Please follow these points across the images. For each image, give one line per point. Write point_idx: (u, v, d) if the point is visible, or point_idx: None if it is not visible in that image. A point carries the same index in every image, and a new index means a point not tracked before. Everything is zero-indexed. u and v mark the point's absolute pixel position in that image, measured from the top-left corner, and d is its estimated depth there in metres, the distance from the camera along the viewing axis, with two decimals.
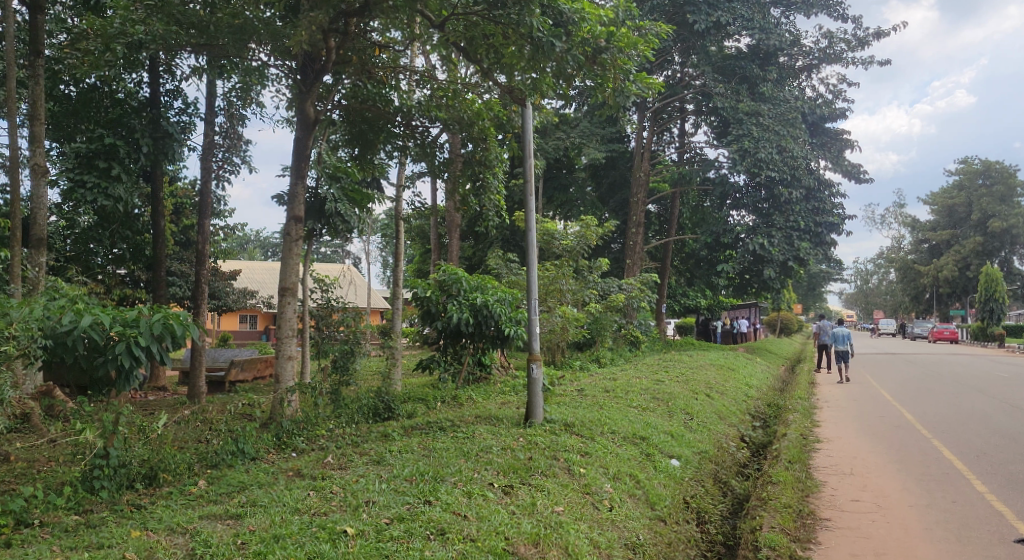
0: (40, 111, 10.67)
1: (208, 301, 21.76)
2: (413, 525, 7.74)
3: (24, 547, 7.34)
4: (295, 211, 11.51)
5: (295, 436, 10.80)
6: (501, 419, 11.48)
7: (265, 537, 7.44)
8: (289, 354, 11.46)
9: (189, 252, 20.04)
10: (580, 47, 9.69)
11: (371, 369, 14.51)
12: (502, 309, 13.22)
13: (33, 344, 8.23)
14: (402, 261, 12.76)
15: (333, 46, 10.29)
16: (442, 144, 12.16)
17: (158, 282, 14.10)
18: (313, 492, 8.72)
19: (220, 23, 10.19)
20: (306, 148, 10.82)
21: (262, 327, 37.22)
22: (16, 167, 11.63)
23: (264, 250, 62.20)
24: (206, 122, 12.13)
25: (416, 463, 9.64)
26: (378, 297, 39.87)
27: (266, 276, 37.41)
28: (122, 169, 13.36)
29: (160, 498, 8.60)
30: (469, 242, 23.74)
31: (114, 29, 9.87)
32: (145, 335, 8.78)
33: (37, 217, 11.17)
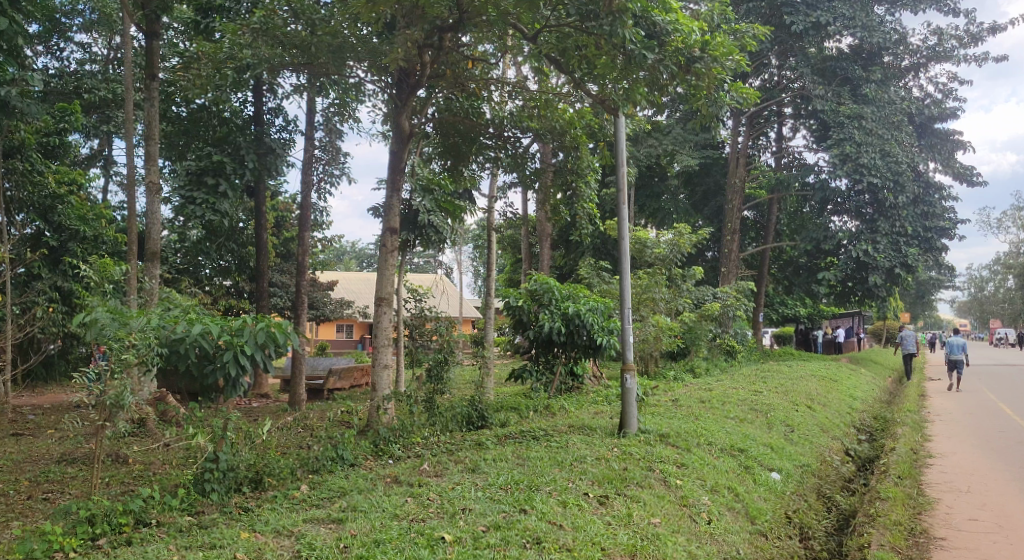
0: (154, 132, 11.31)
1: (308, 310, 22.53)
2: (510, 533, 7.81)
3: (143, 546, 7.74)
4: (390, 223, 11.83)
5: (391, 443, 10.97)
6: (596, 429, 11.42)
7: (366, 542, 7.64)
8: (385, 363, 11.68)
9: (289, 264, 20.77)
10: (674, 56, 9.65)
11: (464, 379, 14.63)
12: (594, 319, 13.18)
13: (152, 350, 8.72)
14: (493, 272, 12.73)
15: (428, 61, 10.48)
16: (533, 154, 12.20)
17: (260, 293, 14.64)
18: (410, 499, 8.89)
19: (320, 43, 10.44)
20: (401, 160, 11.09)
21: (358, 336, 38.12)
22: (132, 185, 12.28)
23: (359, 261, 63.59)
24: (306, 138, 12.54)
25: (511, 472, 9.70)
26: (470, 307, 40.24)
27: (361, 287, 38.32)
28: (228, 185, 13.82)
29: (266, 502, 8.93)
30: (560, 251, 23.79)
31: (223, 54, 10.57)
32: (250, 343, 9.15)
33: (151, 231, 11.84)
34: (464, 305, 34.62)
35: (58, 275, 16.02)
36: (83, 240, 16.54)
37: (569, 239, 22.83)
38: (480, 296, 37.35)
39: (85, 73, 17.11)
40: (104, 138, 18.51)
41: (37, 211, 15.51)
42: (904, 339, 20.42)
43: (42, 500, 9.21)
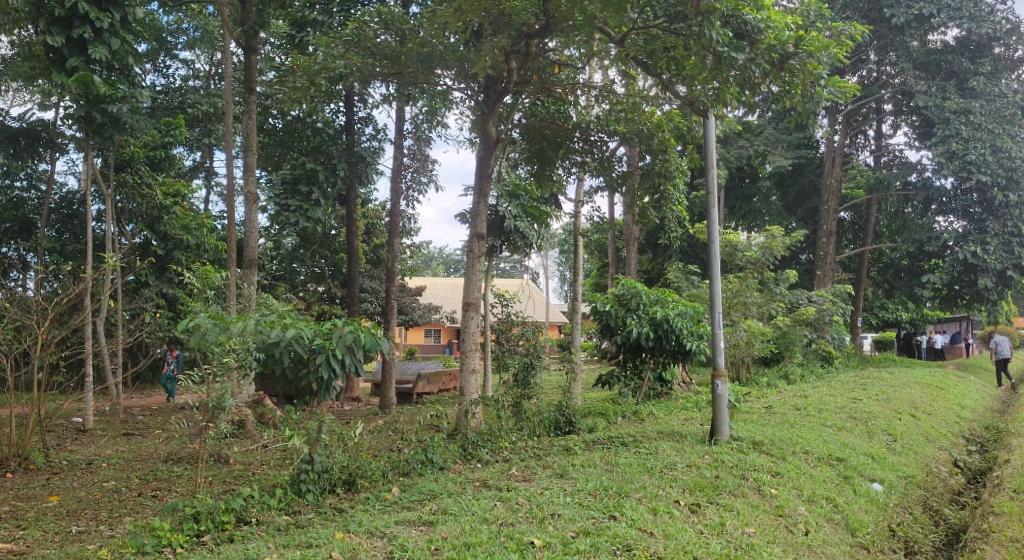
0: (252, 143, 11.75)
1: (397, 315, 23.00)
2: (599, 539, 7.75)
3: (244, 543, 8.01)
4: (478, 228, 11.94)
5: (480, 447, 11.03)
6: (686, 436, 11.23)
7: (456, 544, 7.71)
8: (472, 368, 11.82)
9: (379, 270, 21.18)
10: (766, 54, 9.40)
11: (551, 384, 14.61)
12: (683, 323, 12.94)
13: (249, 355, 8.97)
14: (581, 276, 12.67)
15: (515, 68, 10.60)
16: (620, 157, 12.09)
17: (352, 299, 14.96)
18: (499, 503, 8.93)
19: (410, 52, 10.75)
20: (488, 165, 11.22)
21: (446, 340, 38.53)
22: (232, 195, 12.77)
23: (448, 267, 64.33)
24: (395, 146, 12.78)
25: (600, 477, 9.63)
26: (557, 312, 40.18)
27: (449, 292, 38.82)
28: (320, 194, 14.08)
29: (359, 503, 9.12)
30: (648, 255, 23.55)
31: (318, 65, 10.82)
32: (341, 346, 9.45)
33: (250, 239, 12.33)
34: (550, 310, 34.56)
35: (165, 282, 16.81)
36: (188, 248, 17.27)
37: (657, 242, 22.57)
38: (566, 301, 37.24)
39: (188, 89, 17.93)
40: (206, 150, 19.38)
41: (145, 221, 16.36)
42: (998, 344, 19.37)
43: (151, 497, 9.66)
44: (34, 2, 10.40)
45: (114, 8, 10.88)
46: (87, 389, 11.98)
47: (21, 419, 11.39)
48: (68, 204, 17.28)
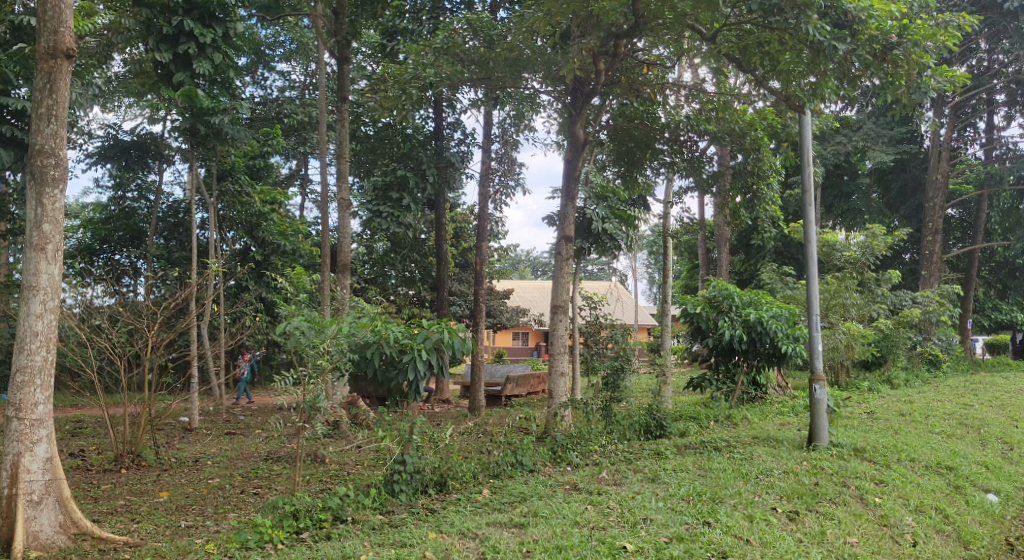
0: (345, 150, 12.02)
1: (485, 318, 23.20)
2: (694, 545, 7.62)
3: (341, 541, 8.20)
4: (566, 231, 11.91)
5: (569, 450, 10.98)
6: (782, 442, 10.92)
7: (548, 547, 7.72)
8: (561, 371, 11.78)
9: (467, 274, 21.37)
10: (867, 45, 9.11)
11: (641, 387, 14.44)
12: (778, 326, 12.55)
13: (343, 358, 9.14)
14: (670, 278, 12.52)
15: (603, 69, 10.59)
16: (710, 157, 11.87)
17: (441, 303, 15.11)
18: (590, 506, 8.89)
19: (499, 57, 10.93)
20: (576, 168, 11.29)
21: (534, 343, 38.57)
22: (326, 201, 13.14)
23: (534, 270, 64.35)
24: (484, 150, 12.89)
25: (693, 482, 9.48)
26: (646, 314, 39.68)
27: (537, 295, 38.84)
28: (411, 199, 14.35)
29: (451, 504, 9.23)
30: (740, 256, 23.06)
31: (409, 74, 10.81)
32: (428, 347, 9.68)
33: (343, 244, 12.69)
34: (639, 313, 34.17)
35: (263, 287, 17.45)
36: (284, 254, 17.82)
37: (750, 243, 22.08)
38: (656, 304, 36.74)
39: (284, 99, 18.49)
40: (301, 158, 20.03)
41: (245, 228, 16.93)
42: None
43: (253, 494, 10.01)
44: (144, 21, 10.93)
45: (216, 24, 11.61)
46: (192, 390, 12.53)
47: (133, 418, 12.00)
48: (174, 213, 18.11)
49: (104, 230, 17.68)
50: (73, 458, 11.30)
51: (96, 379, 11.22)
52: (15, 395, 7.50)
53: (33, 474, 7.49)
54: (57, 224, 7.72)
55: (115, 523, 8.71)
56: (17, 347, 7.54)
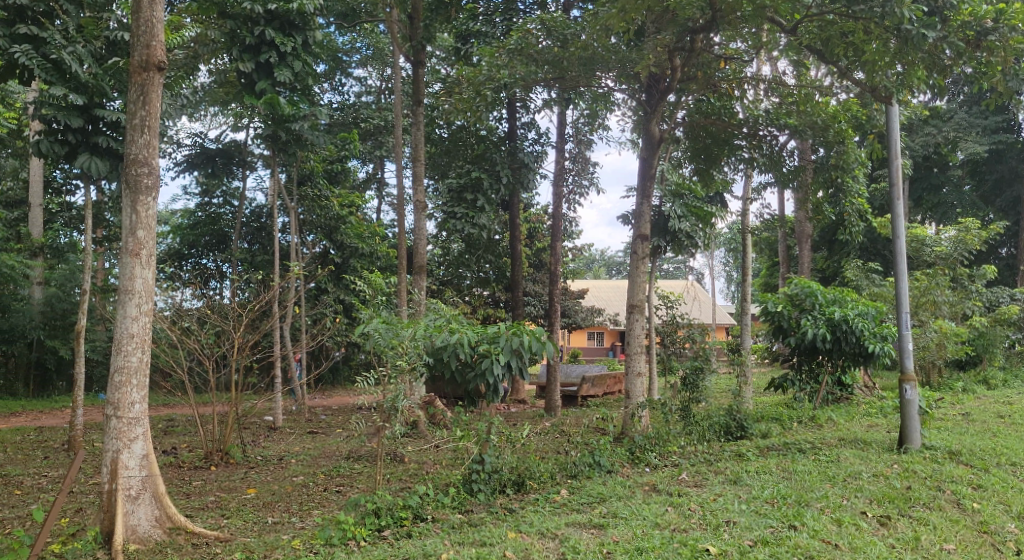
0: (419, 152, 12.21)
1: (560, 319, 23.19)
2: (779, 549, 7.45)
3: (422, 539, 8.27)
4: (641, 230, 11.77)
5: (647, 451, 10.87)
6: (871, 444, 10.58)
7: (629, 549, 7.65)
8: (638, 371, 11.67)
9: (541, 274, 21.38)
10: (960, 32, 8.78)
11: (720, 387, 14.18)
12: (864, 324, 12.22)
13: (420, 358, 9.31)
14: (750, 276, 12.19)
15: (678, 65, 10.45)
16: (791, 152, 11.53)
17: (515, 302, 15.13)
18: (671, 508, 8.78)
19: (573, 57, 10.88)
20: (651, 165, 11.18)
21: (609, 343, 38.37)
22: (402, 204, 13.33)
23: (609, 270, 63.86)
24: (558, 150, 12.89)
25: (777, 485, 9.26)
26: (723, 313, 38.98)
27: (612, 295, 38.60)
28: (486, 200, 14.47)
29: (529, 504, 9.23)
30: (822, 253, 22.48)
31: (483, 76, 10.97)
32: (506, 350, 9.64)
33: (419, 246, 12.88)
34: (717, 312, 33.61)
35: (341, 289, 17.81)
36: (363, 256, 18.09)
37: (834, 239, 21.50)
38: (734, 303, 36.06)
39: (361, 104, 18.94)
40: (378, 162, 20.40)
41: (324, 232, 17.31)
42: None
43: (335, 492, 10.23)
44: (229, 32, 11.44)
45: (295, 32, 11.88)
46: (276, 390, 12.89)
47: (221, 416, 12.42)
48: (257, 218, 18.68)
49: (192, 235, 18.34)
50: (166, 455, 11.77)
51: (186, 379, 11.66)
52: (114, 394, 7.85)
53: (131, 470, 7.80)
54: (150, 230, 8.05)
55: (207, 519, 9.01)
56: (114, 348, 7.88)
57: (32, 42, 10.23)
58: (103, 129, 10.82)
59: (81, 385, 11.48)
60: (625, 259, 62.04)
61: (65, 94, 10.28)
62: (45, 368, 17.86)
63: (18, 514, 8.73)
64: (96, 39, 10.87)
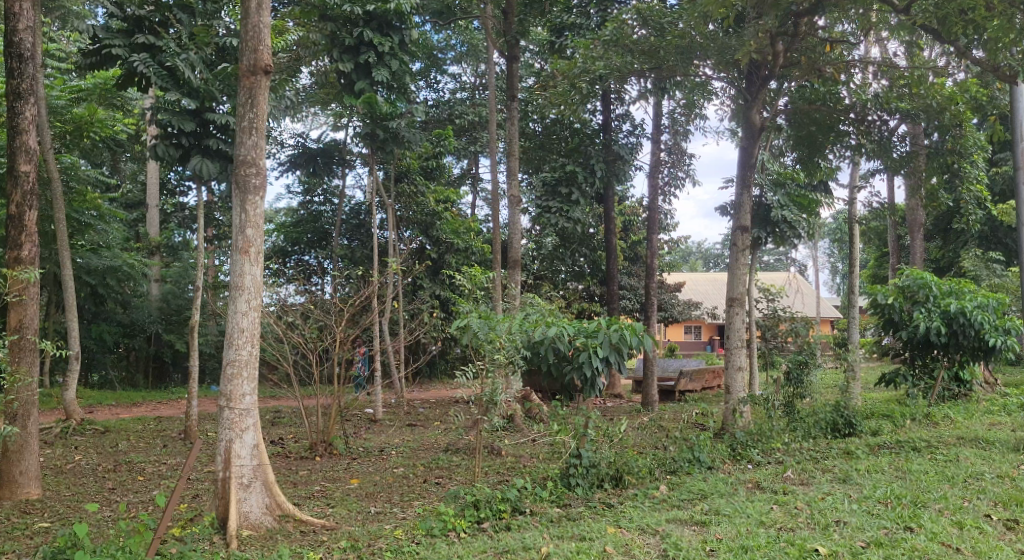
0: (515, 148, 12.21)
1: (657, 312, 22.93)
2: (894, 552, 7.14)
3: (521, 532, 8.27)
4: (740, 221, 11.47)
5: (750, 447, 10.61)
6: (993, 443, 10.01)
7: (733, 547, 7.46)
8: (739, 365, 11.36)
9: (637, 267, 21.18)
10: None
11: (825, 384, 13.71)
12: (984, 317, 11.56)
13: (518, 352, 9.32)
14: (857, 267, 11.70)
15: (781, 50, 10.16)
16: (902, 137, 11.05)
17: (610, 296, 15.01)
18: (776, 506, 8.54)
19: (670, 46, 10.70)
20: (751, 155, 10.93)
21: (707, 337, 37.68)
22: (497, 199, 13.38)
23: (706, 262, 62.59)
24: (653, 141, 12.69)
25: (891, 484, 8.87)
26: (828, 306, 37.65)
27: (710, 288, 37.84)
28: (580, 194, 14.37)
29: (628, 499, 9.14)
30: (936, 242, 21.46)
31: (578, 68, 11.03)
32: (604, 344, 9.56)
33: (513, 240, 12.91)
34: (821, 305, 32.49)
35: (438, 284, 18.03)
36: (458, 252, 18.24)
37: (949, 227, 20.48)
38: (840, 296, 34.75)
39: (456, 101, 19.29)
40: (472, 158, 20.64)
41: (420, 227, 17.57)
42: None
43: (435, 484, 10.38)
44: (329, 34, 11.78)
45: (394, 32, 12.14)
46: (376, 384, 13.16)
47: (324, 408, 12.80)
48: (356, 215, 19.18)
49: (295, 233, 18.94)
50: (273, 446, 12.20)
51: (291, 372, 12.05)
52: (226, 386, 8.18)
53: (243, 459, 8.11)
54: (258, 228, 8.33)
55: (313, 507, 9.29)
56: (227, 342, 8.20)
57: (150, 51, 10.83)
58: (214, 133, 11.27)
59: (196, 377, 12.03)
60: (723, 252, 60.65)
61: (177, 99, 10.78)
62: (162, 360, 18.58)
63: (141, 498, 9.22)
64: (207, 46, 11.16)
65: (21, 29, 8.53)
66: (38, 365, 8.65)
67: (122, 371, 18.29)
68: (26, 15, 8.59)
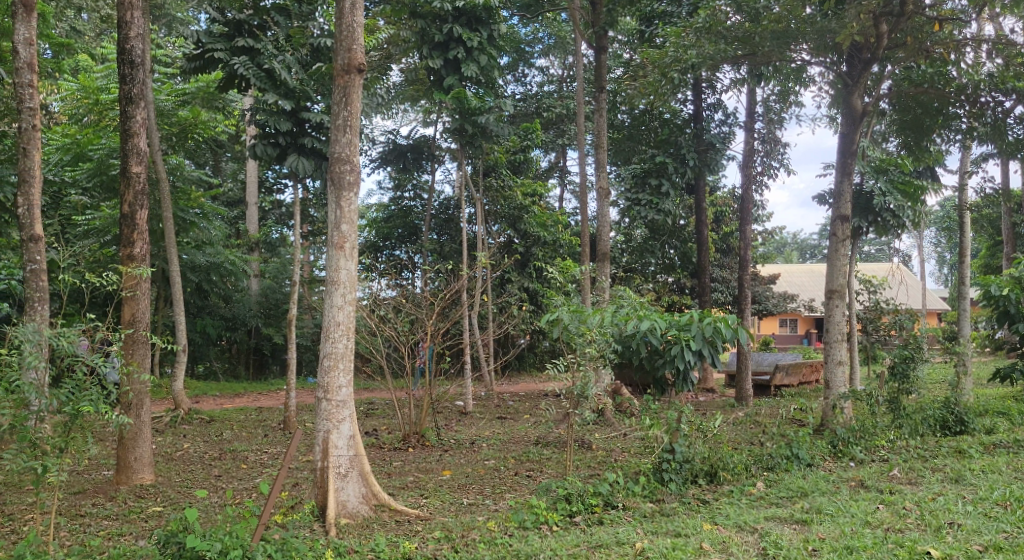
0: (603, 140, 12.10)
1: (750, 305, 22.41)
2: (1014, 556, 6.76)
3: (614, 526, 8.19)
4: (841, 210, 10.92)
5: (852, 444, 10.23)
6: None
7: (837, 547, 7.20)
8: (839, 359, 10.91)
9: (729, 259, 20.75)
10: None
11: (933, 379, 13.11)
12: None
13: (609, 346, 9.18)
14: (967, 257, 11.12)
15: (886, 31, 9.74)
16: (1018, 119, 10.47)
17: (702, 288, 14.73)
18: (883, 506, 8.21)
19: (765, 31, 10.41)
20: (852, 141, 10.59)
21: (804, 330, 36.60)
22: (585, 191, 13.25)
23: (802, 253, 60.72)
24: (747, 130, 12.36)
25: (1008, 485, 8.41)
26: (933, 297, 35.97)
27: (806, 279, 36.73)
28: (670, 185, 14.20)
29: (723, 496, 8.94)
30: None
31: (669, 57, 10.82)
32: (697, 338, 9.31)
33: (602, 233, 12.79)
34: (926, 297, 31.08)
35: (526, 276, 18.08)
36: (545, 245, 18.22)
37: None
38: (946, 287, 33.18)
39: (543, 94, 19.30)
40: (560, 151, 20.62)
41: (508, 222, 17.65)
42: None
43: (526, 477, 10.40)
44: (419, 30, 12.00)
45: (482, 27, 12.23)
46: (467, 376, 13.27)
47: (416, 401, 12.98)
48: (446, 210, 19.44)
49: (386, 228, 19.35)
50: (367, 436, 12.47)
51: (384, 364, 12.27)
52: (323, 378, 8.36)
53: (340, 449, 8.28)
54: (353, 224, 8.49)
55: (407, 498, 9.42)
56: (323, 335, 8.39)
57: (248, 54, 11.27)
58: (309, 131, 11.55)
59: (293, 368, 12.38)
60: (819, 242, 58.63)
61: (275, 99, 11.09)
62: (262, 353, 19.31)
63: (245, 486, 9.56)
64: (302, 46, 11.55)
65: (133, 36, 8.93)
66: (150, 358, 8.97)
67: (225, 363, 19.00)
68: (137, 23, 8.94)
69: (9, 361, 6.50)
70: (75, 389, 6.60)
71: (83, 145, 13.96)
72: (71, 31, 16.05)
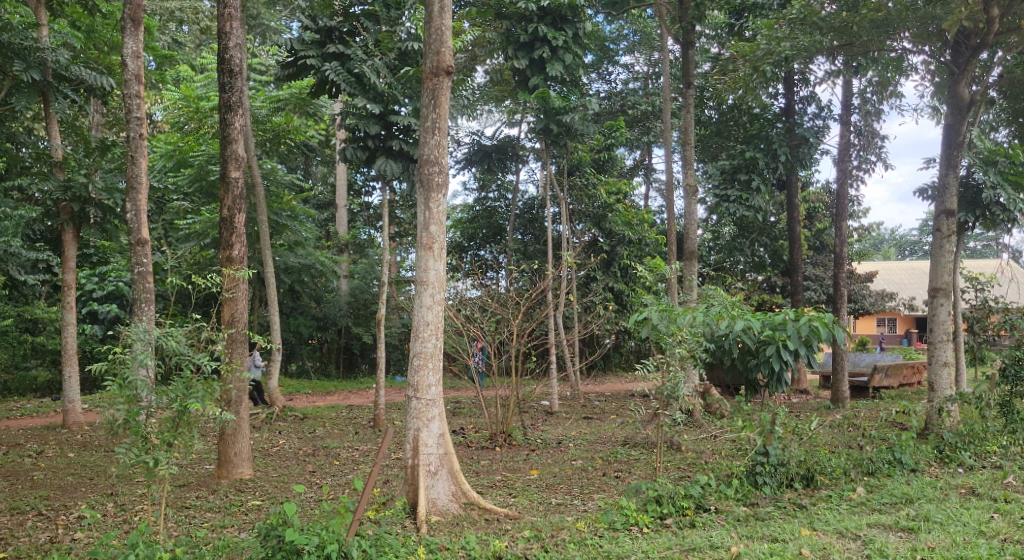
0: (690, 137, 11.89)
1: (846, 304, 21.70)
2: None
3: (707, 529, 7.99)
4: (946, 204, 10.36)
5: (960, 449, 9.77)
6: None
7: (948, 556, 6.88)
8: (944, 361, 10.37)
9: (822, 257, 20.13)
10: None
11: None
12: None
13: (700, 346, 8.96)
14: None
15: (996, 15, 9.32)
16: None
17: (794, 286, 14.33)
18: (997, 515, 7.81)
19: (864, 20, 10.05)
20: (958, 133, 10.16)
21: (903, 330, 35.19)
22: (671, 189, 12.99)
23: (899, 251, 58.36)
24: (843, 122, 11.96)
25: None
26: None
27: (906, 277, 35.30)
28: (760, 180, 13.81)
29: (821, 500, 8.63)
30: None
31: (762, 50, 10.54)
32: (793, 338, 8.94)
33: (689, 231, 12.57)
34: None
35: (611, 276, 17.94)
36: (630, 244, 18.04)
37: None
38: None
39: (628, 91, 19.16)
40: (645, 149, 20.41)
41: (592, 221, 17.58)
42: None
43: (615, 477, 10.29)
44: (504, 32, 12.15)
45: (568, 26, 12.18)
46: (553, 376, 13.24)
47: (502, 401, 13.01)
48: (529, 209, 19.48)
49: (471, 228, 19.52)
50: (455, 435, 12.58)
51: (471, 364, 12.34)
52: (413, 376, 8.46)
53: (429, 447, 8.35)
54: (441, 224, 8.54)
55: (496, 496, 9.45)
56: (413, 334, 8.49)
57: (339, 59, 11.49)
58: (397, 134, 11.70)
59: (382, 367, 12.59)
60: (919, 238, 56.23)
61: (364, 104, 11.30)
62: (350, 352, 19.73)
63: (339, 482, 9.77)
64: (391, 51, 11.75)
65: (232, 46, 9.23)
66: (250, 356, 9.25)
67: (316, 362, 19.49)
68: (235, 33, 9.28)
69: (123, 358, 6.73)
70: (184, 386, 6.84)
71: (184, 152, 14.50)
72: (173, 43, 16.76)
